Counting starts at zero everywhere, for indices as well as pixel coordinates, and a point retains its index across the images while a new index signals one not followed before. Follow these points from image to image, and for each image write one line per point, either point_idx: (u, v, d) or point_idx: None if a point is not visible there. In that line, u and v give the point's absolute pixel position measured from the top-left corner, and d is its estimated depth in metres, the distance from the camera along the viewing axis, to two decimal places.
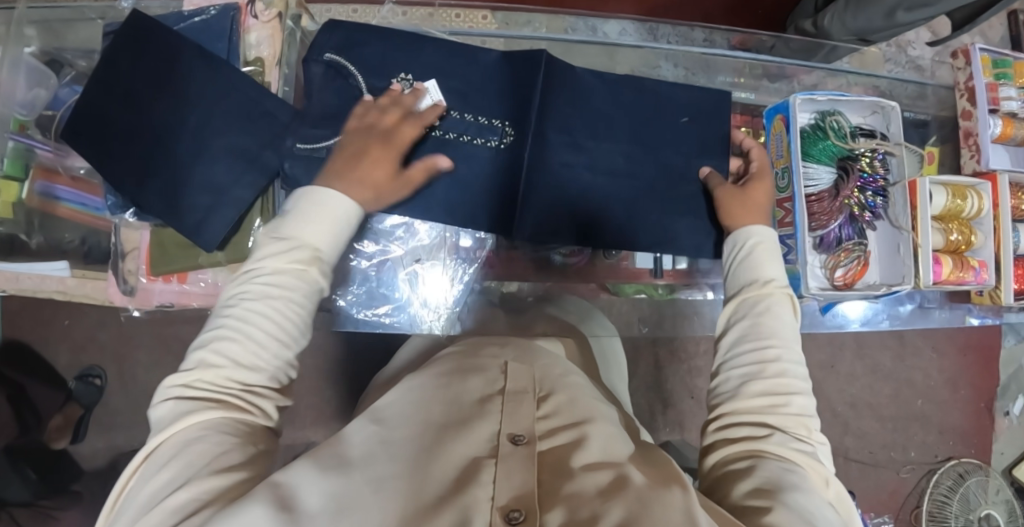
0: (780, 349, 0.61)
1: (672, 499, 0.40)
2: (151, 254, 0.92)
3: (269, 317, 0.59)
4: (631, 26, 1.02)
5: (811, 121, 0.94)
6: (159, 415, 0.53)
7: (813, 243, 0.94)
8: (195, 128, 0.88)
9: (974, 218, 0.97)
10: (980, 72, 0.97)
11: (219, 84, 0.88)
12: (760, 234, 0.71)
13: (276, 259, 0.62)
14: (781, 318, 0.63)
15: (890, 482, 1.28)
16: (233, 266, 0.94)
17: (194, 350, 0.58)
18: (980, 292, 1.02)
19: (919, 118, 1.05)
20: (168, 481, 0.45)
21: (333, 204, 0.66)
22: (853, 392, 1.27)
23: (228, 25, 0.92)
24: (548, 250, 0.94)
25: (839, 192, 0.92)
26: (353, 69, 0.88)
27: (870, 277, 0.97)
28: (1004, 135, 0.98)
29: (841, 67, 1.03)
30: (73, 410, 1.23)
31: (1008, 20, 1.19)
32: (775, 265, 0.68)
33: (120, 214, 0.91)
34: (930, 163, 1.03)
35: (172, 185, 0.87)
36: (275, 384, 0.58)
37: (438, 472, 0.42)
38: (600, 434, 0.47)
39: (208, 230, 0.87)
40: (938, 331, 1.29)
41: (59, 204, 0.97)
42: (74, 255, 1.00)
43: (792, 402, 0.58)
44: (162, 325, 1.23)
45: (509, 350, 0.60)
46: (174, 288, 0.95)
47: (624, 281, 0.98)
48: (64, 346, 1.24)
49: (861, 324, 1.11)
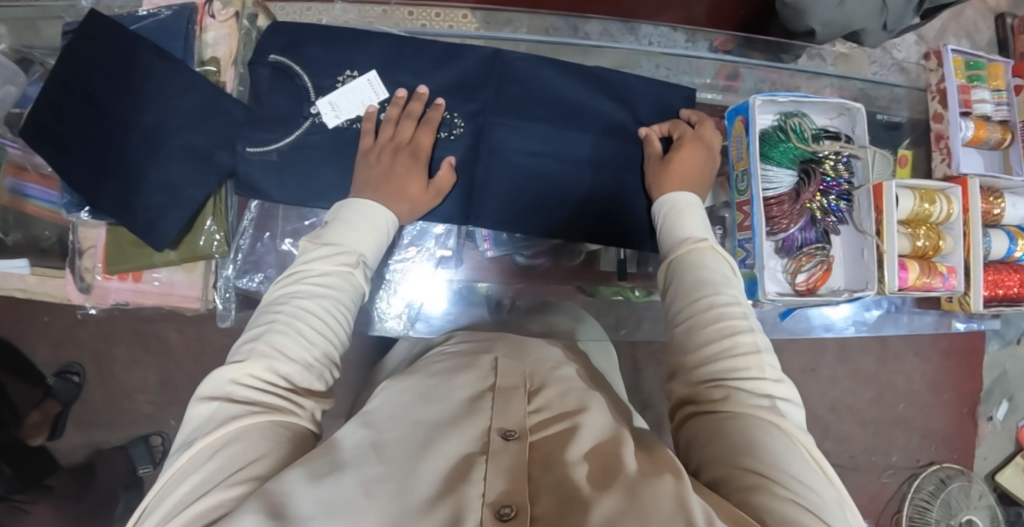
0: (719, 295, 0.59)
1: (662, 487, 0.38)
2: (106, 252, 0.90)
3: (320, 315, 0.60)
4: (613, 26, 1.01)
5: (773, 122, 0.95)
6: (203, 411, 0.49)
7: (775, 247, 0.96)
8: (148, 129, 0.85)
9: (943, 223, 0.99)
10: (952, 73, 0.99)
11: (180, 84, 0.86)
12: (686, 200, 0.73)
13: (326, 261, 0.64)
14: (707, 267, 0.62)
15: (871, 486, 1.29)
16: (187, 266, 0.93)
17: (242, 347, 0.56)
18: (951, 298, 1.04)
19: (894, 120, 1.06)
20: (199, 485, 0.42)
21: (375, 213, 0.72)
22: (835, 396, 1.28)
23: (184, 25, 0.90)
24: (513, 249, 0.95)
25: (800, 194, 0.93)
26: (301, 70, 0.87)
27: (834, 282, 0.99)
28: (977, 138, 1.00)
29: (825, 68, 1.07)
30: (51, 406, 1.16)
31: (995, 24, 1.20)
32: (695, 221, 0.70)
33: (75, 213, 0.88)
34: (902, 166, 1.05)
35: (130, 181, 0.84)
36: (319, 384, 0.58)
37: (430, 471, 0.40)
38: (594, 423, 0.46)
39: (164, 227, 0.85)
40: (922, 336, 1.30)
41: (27, 201, 0.95)
42: (53, 255, 0.98)
43: (737, 342, 0.55)
44: (139, 321, 1.18)
45: (496, 347, 0.58)
46: (129, 287, 0.93)
47: (605, 281, 0.98)
48: (42, 342, 1.18)
49: (829, 329, 1.13)
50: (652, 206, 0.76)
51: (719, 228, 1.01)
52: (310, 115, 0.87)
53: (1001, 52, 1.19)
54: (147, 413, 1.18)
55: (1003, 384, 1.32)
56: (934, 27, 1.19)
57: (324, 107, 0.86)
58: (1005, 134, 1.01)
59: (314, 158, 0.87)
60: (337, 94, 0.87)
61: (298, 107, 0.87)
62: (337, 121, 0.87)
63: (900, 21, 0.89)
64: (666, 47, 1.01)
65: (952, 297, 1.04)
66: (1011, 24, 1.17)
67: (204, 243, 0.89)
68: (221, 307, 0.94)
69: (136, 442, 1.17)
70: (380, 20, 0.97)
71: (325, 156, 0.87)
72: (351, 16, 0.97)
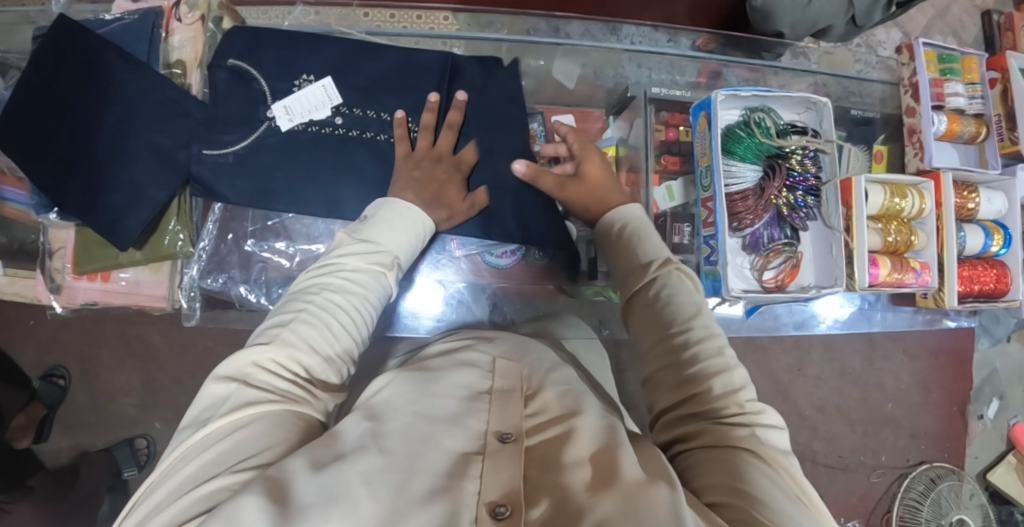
0: (685, 332, 0.57)
1: (657, 496, 0.37)
2: (76, 252, 0.87)
3: (348, 312, 0.59)
4: (594, 26, 1.01)
5: (738, 117, 0.96)
6: (219, 391, 0.48)
7: (741, 244, 0.96)
8: (111, 129, 0.83)
9: (917, 218, 1.00)
10: (923, 67, 1.01)
11: (139, 85, 0.84)
12: (628, 215, 0.72)
13: (361, 258, 0.63)
14: (679, 299, 0.60)
15: (860, 486, 1.28)
16: (154, 266, 0.90)
17: (267, 330, 0.55)
18: (927, 294, 1.05)
19: (867, 115, 1.07)
20: (206, 467, 0.41)
21: (414, 218, 0.71)
22: (822, 396, 1.28)
23: (149, 28, 0.88)
24: (480, 247, 0.93)
25: (764, 190, 0.93)
26: (256, 74, 0.85)
27: (803, 278, 1.00)
28: (950, 131, 1.02)
29: (810, 67, 1.06)
30: (36, 409, 1.09)
31: (982, 21, 1.22)
32: (651, 240, 0.68)
33: (45, 214, 0.85)
34: (878, 162, 1.08)
35: (93, 182, 0.81)
36: (336, 378, 0.55)
37: (429, 464, 0.39)
38: (591, 426, 0.44)
39: (126, 226, 0.82)
40: (909, 334, 1.31)
41: (4, 203, 0.90)
42: (25, 258, 0.94)
43: (713, 385, 0.53)
44: (122, 324, 1.13)
45: (499, 345, 0.56)
46: (97, 286, 0.90)
47: (581, 282, 0.96)
48: (27, 345, 1.13)
49: (797, 326, 1.14)
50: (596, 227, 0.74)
51: (687, 224, 1.01)
52: (266, 118, 0.85)
53: (987, 49, 1.21)
54: (132, 416, 1.13)
55: (993, 382, 1.32)
56: (919, 24, 1.21)
57: (279, 111, 0.84)
58: (980, 127, 1.03)
59: (273, 160, 0.85)
60: (291, 98, 0.84)
61: (254, 111, 0.85)
62: (291, 124, 0.85)
63: (872, 17, 0.90)
64: (650, 46, 1.02)
65: (927, 294, 1.05)
66: (997, 21, 1.19)
67: (168, 243, 0.86)
68: (187, 306, 0.92)
69: (121, 445, 1.11)
70: (362, 22, 0.96)
71: (279, 158, 0.85)
72: (333, 17, 0.95)
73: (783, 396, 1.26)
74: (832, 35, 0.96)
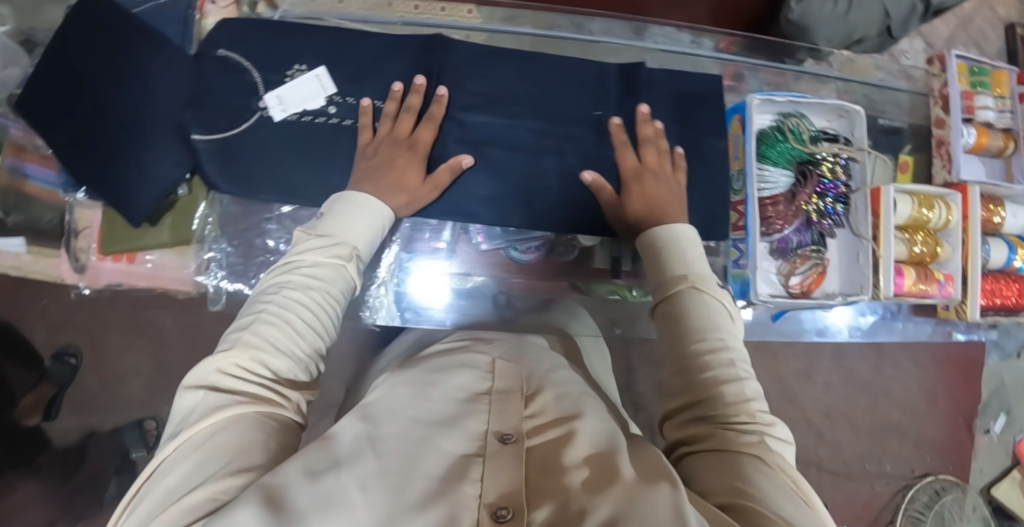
0: (719, 339, 0.58)
1: (659, 494, 0.38)
2: (102, 232, 0.89)
3: (309, 307, 0.59)
4: (616, 25, 1.01)
5: (772, 122, 0.94)
6: (188, 402, 0.49)
7: (768, 248, 0.95)
8: (134, 103, 0.84)
9: (941, 230, 0.99)
10: (956, 79, 0.99)
11: (162, 63, 0.86)
12: (678, 235, 0.71)
13: (319, 253, 0.64)
14: (701, 310, 0.61)
15: (863, 494, 1.26)
16: (179, 248, 0.91)
17: (229, 336, 0.55)
18: (948, 306, 1.04)
19: (894, 125, 1.07)
20: (186, 479, 0.42)
21: (371, 208, 0.72)
22: (829, 402, 1.26)
23: (185, 10, 0.91)
24: (506, 243, 0.94)
25: (796, 195, 0.93)
26: (249, 66, 0.87)
27: (830, 285, 0.97)
28: (978, 144, 1.00)
29: (830, 73, 1.05)
30: (45, 389, 1.12)
31: (1005, 34, 1.20)
32: (683, 258, 0.68)
33: (72, 193, 0.90)
34: (901, 172, 1.05)
35: (104, 156, 0.83)
36: (304, 377, 0.57)
37: (426, 468, 0.40)
38: (590, 430, 0.45)
39: (136, 202, 0.84)
40: (918, 345, 1.30)
41: (26, 182, 0.91)
42: (51, 236, 0.93)
43: (725, 391, 0.54)
44: (136, 308, 1.15)
45: (498, 345, 0.58)
46: (120, 268, 0.91)
47: (599, 279, 0.96)
48: (39, 324, 1.14)
49: (821, 333, 1.13)
50: (636, 243, 0.75)
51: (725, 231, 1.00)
52: (258, 109, 0.86)
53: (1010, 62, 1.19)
54: (141, 398, 1.15)
55: (1001, 396, 1.31)
56: (942, 35, 1.18)
57: (272, 101, 0.85)
58: (1007, 142, 1.01)
59: (276, 148, 0.85)
60: (283, 89, 0.86)
61: (246, 102, 0.86)
62: (283, 115, 0.86)
63: (903, 33, 0.96)
64: (671, 46, 1.01)
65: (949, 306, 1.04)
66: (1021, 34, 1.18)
67: (198, 227, 0.90)
68: (213, 290, 0.93)
69: (131, 427, 1.14)
70: (383, 12, 0.96)
71: (291, 146, 0.86)
72: (356, 6, 0.96)
73: (789, 400, 1.24)
74: (863, 45, 1.02)
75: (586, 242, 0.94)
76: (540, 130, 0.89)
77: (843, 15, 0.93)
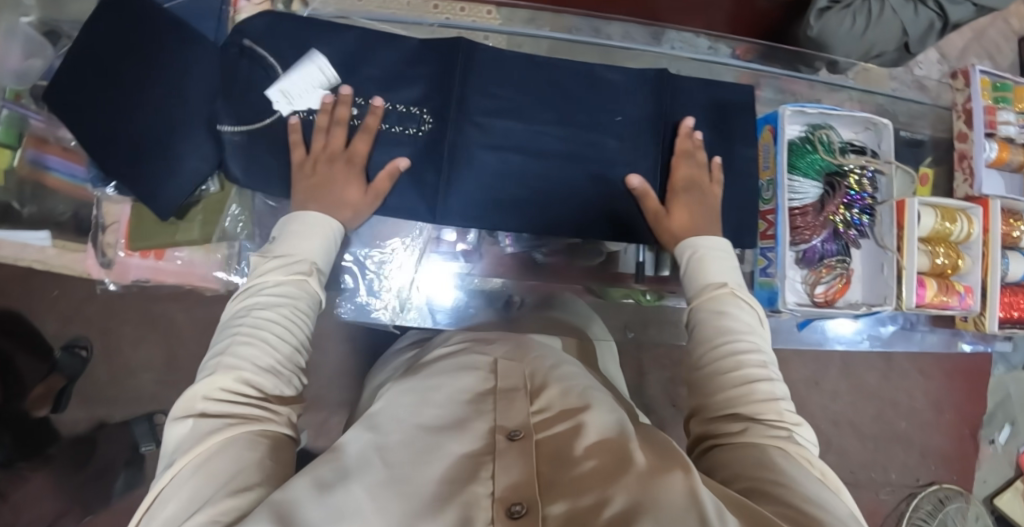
0: (749, 342, 0.59)
1: (672, 481, 0.39)
2: (130, 228, 0.92)
3: (281, 323, 0.62)
4: (634, 30, 1.01)
5: (801, 133, 0.94)
6: (179, 432, 0.50)
7: (795, 257, 0.94)
8: (163, 96, 0.86)
9: (962, 243, 0.97)
10: (979, 94, 0.99)
11: (191, 56, 0.88)
12: (707, 245, 0.73)
13: (280, 272, 0.66)
14: (734, 314, 0.62)
15: (868, 502, 1.24)
16: (208, 247, 0.94)
17: (208, 364, 0.57)
18: (965, 318, 1.02)
19: (915, 137, 1.06)
20: (186, 506, 0.43)
21: (323, 223, 0.73)
22: (836, 409, 1.25)
23: (218, 4, 0.94)
24: (531, 246, 0.95)
25: (824, 206, 0.92)
26: (275, 62, 0.88)
27: (852, 295, 0.97)
28: (1000, 159, 0.99)
29: (844, 83, 1.04)
30: (55, 381, 1.14)
31: (1018, 46, 1.20)
32: (716, 267, 0.69)
33: (102, 187, 0.92)
34: (923, 184, 1.04)
35: (134, 149, 0.86)
36: (289, 390, 0.59)
37: (433, 473, 0.41)
38: (598, 422, 0.46)
39: (165, 196, 0.86)
40: (925, 355, 1.29)
41: (48, 174, 0.94)
42: (68, 228, 0.97)
43: (757, 389, 0.55)
44: (148, 302, 1.18)
45: (499, 346, 0.59)
46: (148, 264, 0.94)
47: (613, 282, 0.98)
48: (51, 315, 1.16)
49: (844, 344, 1.12)
50: (675, 252, 0.75)
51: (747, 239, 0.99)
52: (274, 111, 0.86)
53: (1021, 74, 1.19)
54: (151, 391, 1.17)
55: (1006, 407, 1.31)
56: (957, 46, 1.17)
57: (278, 95, 0.86)
58: None
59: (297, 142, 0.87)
60: (287, 82, 0.85)
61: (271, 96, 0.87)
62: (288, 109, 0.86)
63: (922, 49, 0.98)
64: (686, 52, 1.01)
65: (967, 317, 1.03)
66: None
67: (230, 225, 0.92)
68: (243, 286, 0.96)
69: (140, 420, 1.16)
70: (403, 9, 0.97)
71: None
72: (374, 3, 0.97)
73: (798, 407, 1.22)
74: (879, 60, 1.03)
75: (613, 247, 0.95)
76: (559, 133, 0.90)
77: (861, 32, 0.94)
